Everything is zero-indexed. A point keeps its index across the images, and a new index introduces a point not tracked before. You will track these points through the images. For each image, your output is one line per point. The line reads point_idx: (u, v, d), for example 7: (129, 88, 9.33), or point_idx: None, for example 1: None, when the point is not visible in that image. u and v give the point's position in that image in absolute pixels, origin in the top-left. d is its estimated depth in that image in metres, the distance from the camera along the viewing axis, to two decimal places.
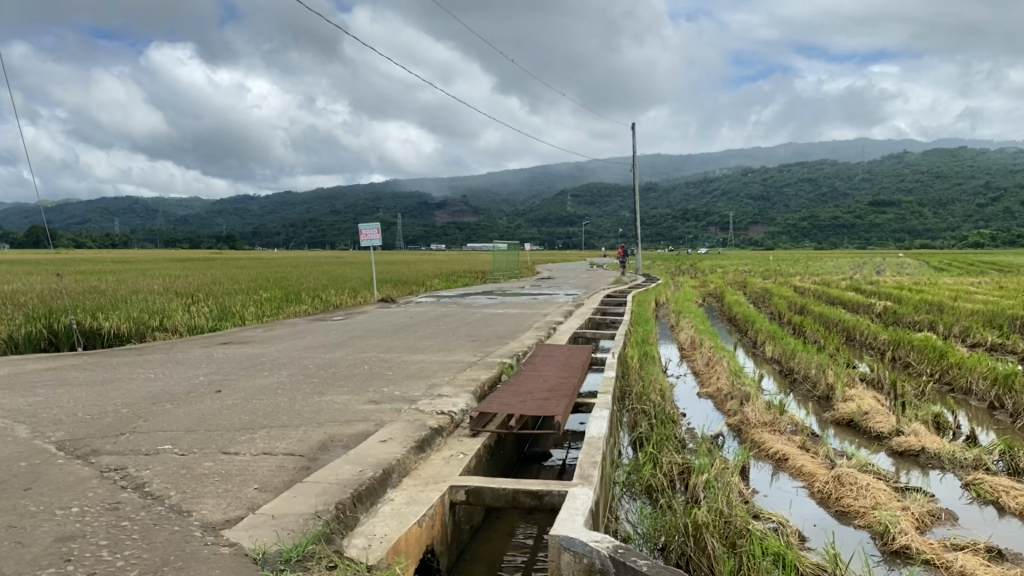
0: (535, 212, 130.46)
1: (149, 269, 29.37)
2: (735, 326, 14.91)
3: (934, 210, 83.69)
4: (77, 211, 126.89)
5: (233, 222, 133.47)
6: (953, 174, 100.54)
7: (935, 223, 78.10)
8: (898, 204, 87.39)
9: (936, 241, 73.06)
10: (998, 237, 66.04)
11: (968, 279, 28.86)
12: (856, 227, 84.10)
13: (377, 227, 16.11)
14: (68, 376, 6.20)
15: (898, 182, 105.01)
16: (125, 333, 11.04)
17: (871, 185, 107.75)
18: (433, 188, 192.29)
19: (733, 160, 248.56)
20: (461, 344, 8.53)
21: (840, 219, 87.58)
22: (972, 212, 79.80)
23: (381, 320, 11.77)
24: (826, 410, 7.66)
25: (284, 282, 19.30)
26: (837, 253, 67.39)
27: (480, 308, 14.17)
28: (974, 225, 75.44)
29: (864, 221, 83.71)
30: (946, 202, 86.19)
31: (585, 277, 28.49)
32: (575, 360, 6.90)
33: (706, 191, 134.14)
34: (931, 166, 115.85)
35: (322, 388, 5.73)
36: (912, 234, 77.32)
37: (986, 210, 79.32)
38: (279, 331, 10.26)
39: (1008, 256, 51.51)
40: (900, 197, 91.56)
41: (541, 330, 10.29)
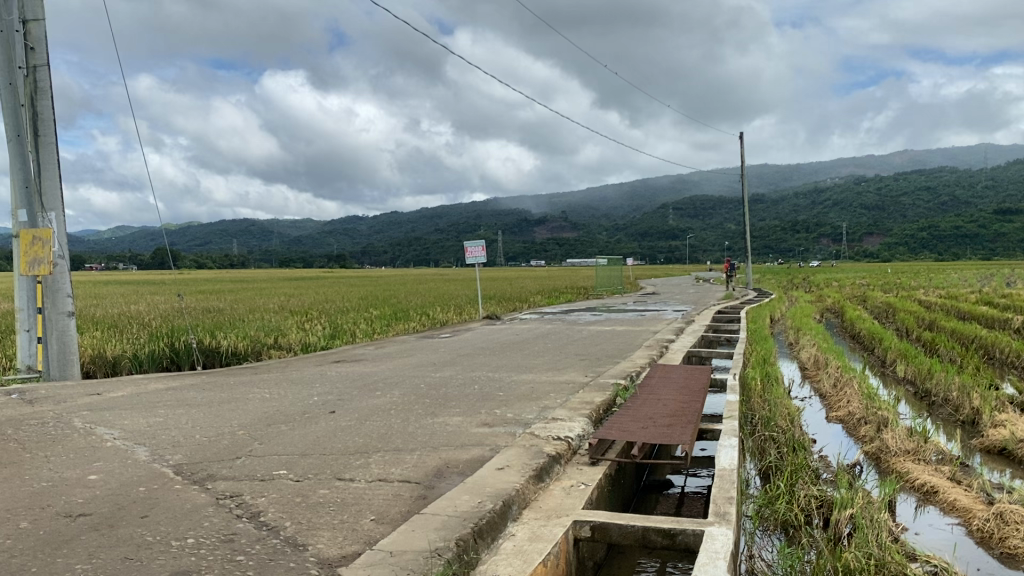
0: (637, 227, 129.10)
1: (263, 288, 30.36)
2: (860, 345, 14.10)
3: None
4: (198, 233, 133.45)
5: (342, 242, 137.46)
6: None
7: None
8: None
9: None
10: None
11: None
12: (980, 237, 79.42)
13: (483, 244, 16.07)
14: (188, 396, 6.26)
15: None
16: (242, 351, 11.29)
17: (996, 192, 101.92)
18: (534, 205, 193.02)
19: (844, 169, 239.66)
20: (573, 364, 8.26)
21: (962, 228, 83.13)
22: None
23: (489, 338, 11.64)
24: (973, 437, 7.03)
25: (392, 300, 19.49)
26: (960, 265, 63.91)
27: (588, 325, 13.88)
28: None
29: (989, 230, 79.10)
30: None
31: (693, 293, 27.78)
32: (696, 382, 6.54)
33: (816, 202, 129.83)
34: None
35: (433, 409, 5.57)
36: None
37: None
38: (389, 350, 10.24)
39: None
40: None
41: (654, 348, 9.92)
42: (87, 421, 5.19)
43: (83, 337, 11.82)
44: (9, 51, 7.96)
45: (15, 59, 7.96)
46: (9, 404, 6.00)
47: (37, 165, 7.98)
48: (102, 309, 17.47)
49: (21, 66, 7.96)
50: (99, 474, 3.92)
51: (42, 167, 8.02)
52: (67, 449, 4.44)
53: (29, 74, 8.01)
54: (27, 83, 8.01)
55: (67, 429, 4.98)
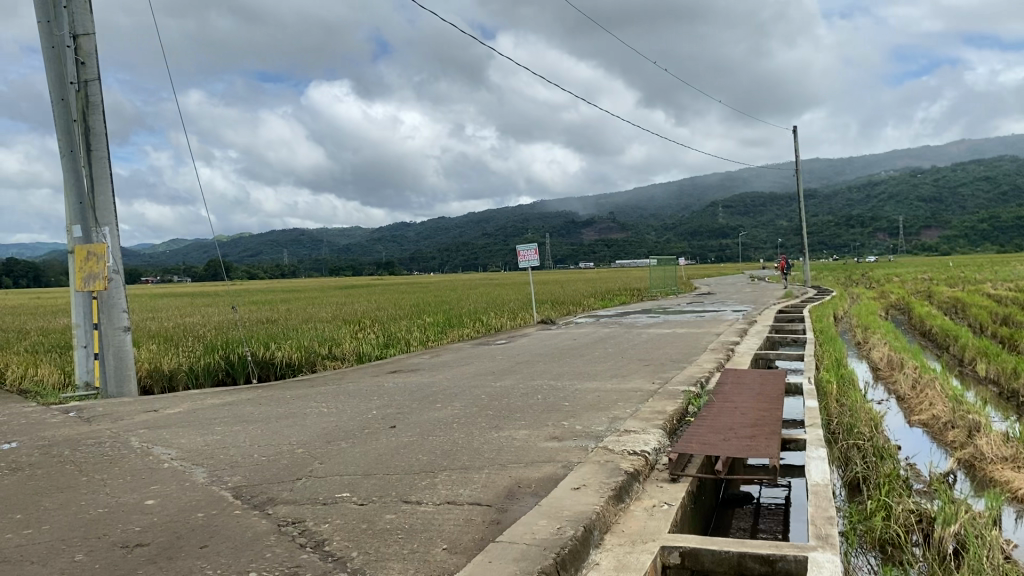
0: (686, 226, 127.71)
1: (317, 297, 30.55)
2: (934, 343, 13.49)
3: None
4: (251, 244, 135.78)
5: (391, 249, 138.58)
6: None
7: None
8: None
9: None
10: None
11: None
12: None
13: (535, 248, 15.83)
14: (245, 412, 6.12)
15: None
16: (296, 362, 11.21)
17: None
18: (581, 207, 192.35)
19: (898, 161, 234.16)
20: (637, 370, 7.95)
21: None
22: None
23: (546, 344, 11.38)
24: None
25: (444, 306, 19.34)
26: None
27: (646, 327, 13.54)
28: None
29: None
30: None
31: (749, 292, 27.18)
32: (773, 388, 6.18)
33: (870, 196, 126.94)
34: None
35: (498, 422, 5.33)
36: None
37: None
38: (445, 358, 10.05)
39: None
40: None
41: (719, 351, 9.55)
42: (144, 441, 5.06)
43: (141, 351, 11.88)
44: (61, 67, 7.97)
45: (66, 76, 7.98)
46: (67, 422, 5.94)
47: (90, 182, 7.98)
48: (158, 322, 17.64)
49: (72, 81, 7.95)
50: (156, 499, 3.76)
51: (95, 183, 8.00)
52: (124, 472, 4.30)
53: (81, 89, 7.98)
54: (78, 98, 7.98)
55: (124, 449, 4.85)
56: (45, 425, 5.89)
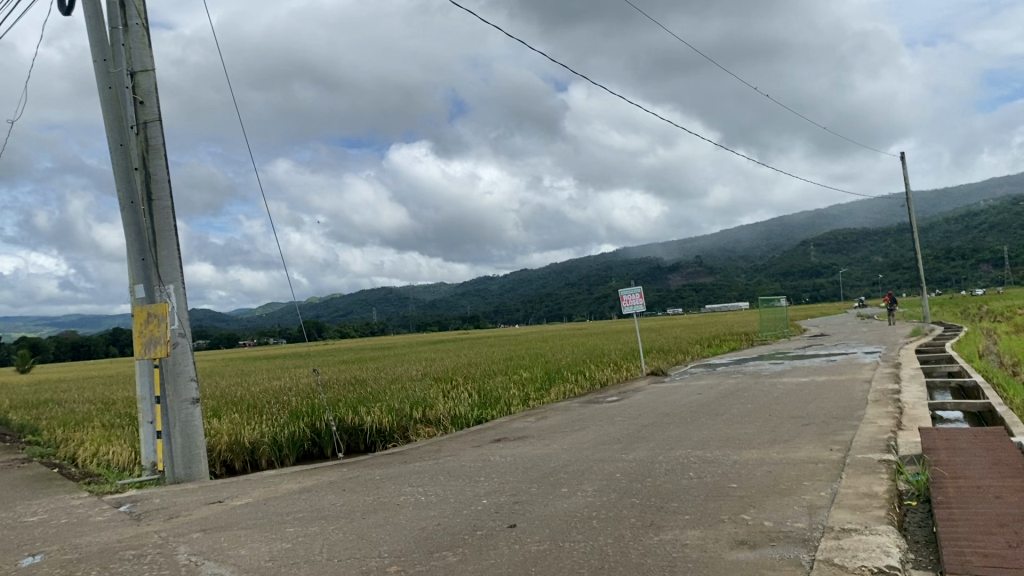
0: (776, 266, 123.85)
1: (404, 355, 29.53)
2: None
3: None
4: (341, 304, 137.83)
5: (477, 303, 138.56)
6: None
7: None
8: None
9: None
10: None
11: None
12: None
13: (640, 291, 14.45)
14: (326, 503, 4.92)
15: None
16: (387, 429, 10.04)
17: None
18: (664, 252, 189.50)
19: (996, 189, 223.66)
20: (799, 433, 6.45)
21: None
22: None
23: (668, 399, 9.91)
24: None
25: (540, 360, 18.01)
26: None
27: (776, 376, 11.87)
28: None
29: None
30: None
31: (865, 332, 25.05)
32: (1008, 455, 4.66)
33: (969, 226, 120.64)
34: None
35: (652, 518, 3.97)
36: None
37: None
38: (556, 421, 8.72)
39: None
40: None
41: (886, 405, 7.94)
42: (194, 555, 3.90)
43: (221, 421, 10.93)
44: (119, 109, 7.18)
45: (126, 120, 7.17)
46: (114, 522, 4.85)
47: (153, 234, 7.07)
48: (240, 388, 16.85)
49: (132, 124, 7.13)
50: None
51: (159, 235, 7.10)
52: None
53: (141, 132, 7.11)
54: (139, 142, 7.11)
55: (165, 568, 3.69)
56: (87, 525, 4.81)
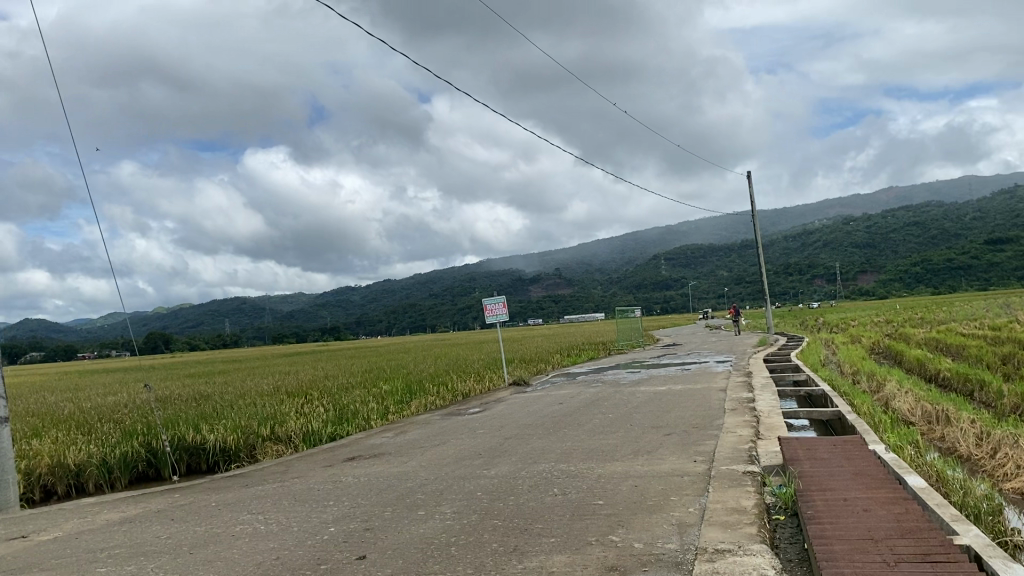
0: (631, 279, 127.91)
1: (257, 368, 28.15)
2: (950, 384, 12.26)
3: None
4: (192, 314, 131.43)
5: (337, 314, 135.55)
6: None
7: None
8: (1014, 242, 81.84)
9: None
10: None
11: None
12: (972, 269, 78.65)
13: (503, 300, 14.27)
14: (150, 537, 4.32)
15: (1011, 217, 98.20)
16: (233, 447, 9.31)
17: (985, 222, 101.41)
18: (525, 264, 192.09)
19: (829, 209, 240.68)
20: (663, 444, 6.35)
21: (954, 261, 82.51)
22: None
23: (530, 410, 9.69)
24: None
25: (400, 371, 17.48)
26: (961, 297, 62.70)
27: (636, 386, 11.91)
28: None
29: (981, 262, 78.54)
30: None
31: (716, 341, 26.03)
32: (867, 465, 4.68)
33: (806, 243, 129.05)
34: None
35: (518, 542, 3.65)
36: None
37: None
38: (415, 436, 8.30)
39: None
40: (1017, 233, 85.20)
41: (743, 413, 8.04)
42: None
43: (42, 442, 9.83)
44: None
45: None
46: None
47: None
48: (69, 405, 15.41)
49: None
50: None
51: None
52: None
53: None
54: None
55: None
56: None
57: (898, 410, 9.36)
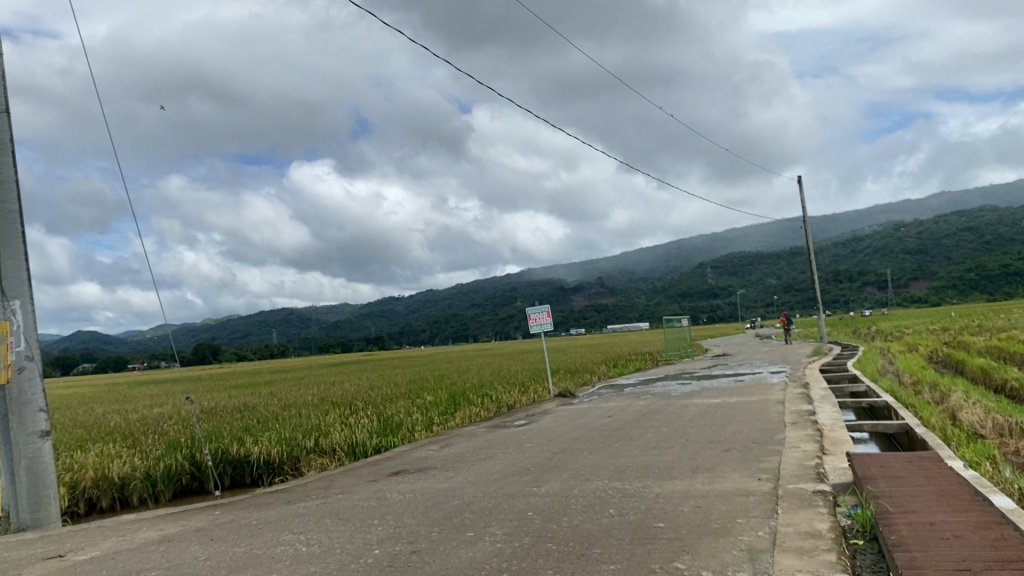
0: (675, 288, 126.65)
1: (302, 378, 28.23)
2: (1020, 396, 11.66)
3: None
4: (240, 324, 133.31)
5: (381, 324, 136.42)
6: None
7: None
8: None
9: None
10: None
11: None
12: None
13: (548, 309, 14.02)
14: (188, 558, 4.14)
15: None
16: (275, 460, 9.19)
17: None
18: (568, 274, 191.53)
19: (878, 215, 236.23)
20: (723, 460, 6.03)
21: (1010, 267, 80.21)
22: None
23: (579, 422, 9.41)
24: None
25: (443, 382, 17.32)
26: (1018, 304, 60.79)
27: (688, 397, 11.56)
28: None
29: None
30: None
31: (766, 351, 25.45)
32: (950, 485, 4.32)
33: (854, 250, 126.67)
34: None
35: (576, 570, 3.39)
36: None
37: None
38: (460, 449, 8.08)
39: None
40: None
41: (804, 427, 7.66)
42: None
43: (87, 454, 9.83)
44: None
45: None
46: None
47: None
48: (116, 416, 15.50)
49: None
50: None
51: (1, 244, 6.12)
52: None
53: None
54: None
55: None
56: None
57: (968, 423, 8.87)
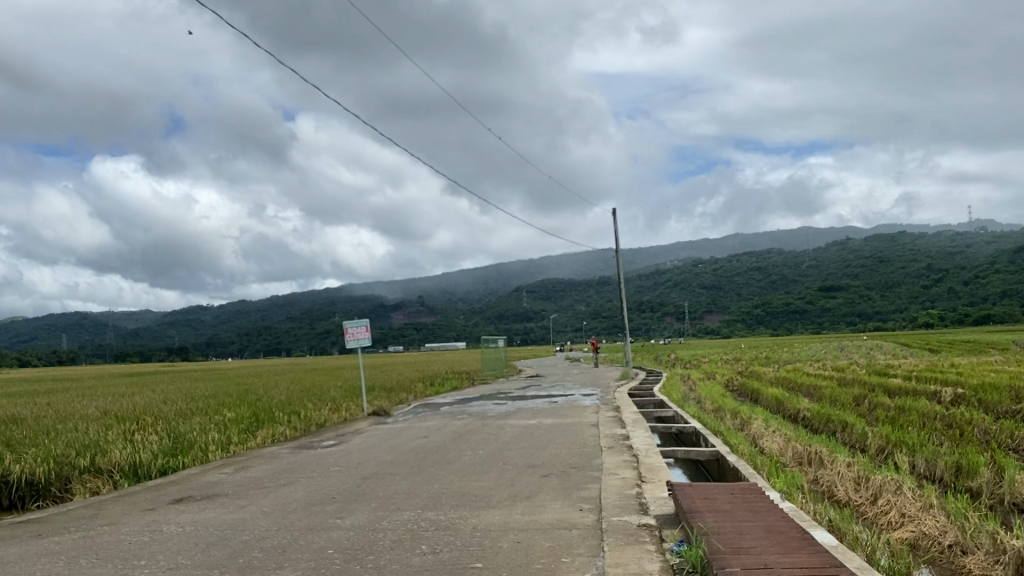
0: (491, 310, 128.35)
1: (87, 389, 25.64)
2: (812, 424, 12.29)
3: (882, 293, 85.08)
4: (20, 328, 121.19)
5: (184, 333, 128.60)
6: (895, 258, 101.60)
7: (883, 306, 79.15)
8: (845, 289, 88.35)
9: (887, 325, 73.44)
10: (949, 319, 67.60)
11: (971, 361, 27.23)
12: (808, 313, 83.98)
13: (366, 324, 13.36)
14: None
15: (842, 266, 105.97)
16: (39, 480, 7.94)
17: (819, 269, 108.71)
18: (385, 291, 189.55)
19: (681, 250, 251.78)
20: (544, 487, 5.69)
21: (792, 304, 87.66)
22: (917, 295, 81.33)
23: (391, 444, 8.82)
24: None
25: (247, 397, 16.12)
26: (797, 339, 66.24)
27: (505, 418, 11.30)
28: (920, 307, 76.76)
29: (816, 307, 84.22)
30: (891, 286, 87.46)
31: (578, 374, 25.92)
32: (780, 522, 4.20)
33: (659, 282, 134.03)
34: (873, 249, 116.69)
35: None
36: (865, 318, 77.86)
37: (930, 292, 81.03)
38: (258, 473, 7.30)
39: (977, 335, 50.58)
40: (847, 282, 91.94)
41: (621, 452, 7.51)
42: None
43: None
44: None
45: None
46: None
47: None
48: None
49: None
50: None
51: None
52: None
53: None
54: None
55: None
56: None
57: (770, 450, 9.11)
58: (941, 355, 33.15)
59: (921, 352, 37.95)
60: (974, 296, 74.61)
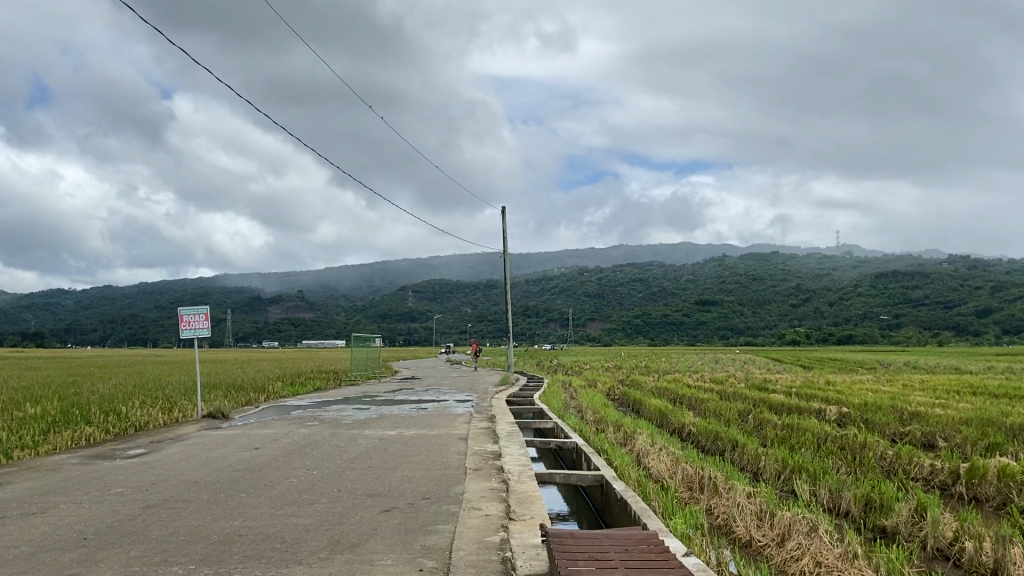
0: (374, 308, 125.66)
1: None
2: (698, 441, 11.37)
3: (753, 309, 87.98)
4: None
5: (41, 317, 119.76)
6: (767, 277, 105.59)
7: (754, 322, 81.68)
8: (719, 304, 90.96)
9: (756, 340, 75.53)
10: (812, 337, 70.12)
11: (843, 377, 27.51)
12: (684, 325, 85.75)
13: (206, 312, 11.62)
14: None
15: (719, 281, 109.30)
16: None
17: (697, 284, 111.73)
18: (265, 283, 182.82)
19: (567, 258, 254.56)
20: (380, 530, 4.28)
21: (669, 316, 89.07)
22: (786, 312, 84.49)
23: (209, 457, 7.21)
24: None
25: (68, 391, 13.95)
26: (672, 350, 67.28)
27: (360, 427, 9.80)
28: (787, 324, 79.69)
29: (692, 319, 86.07)
30: (762, 303, 90.63)
31: (453, 377, 24.57)
32: None
33: (544, 288, 134.59)
34: (749, 267, 120.77)
35: None
36: (736, 332, 80.06)
37: (798, 310, 84.34)
38: (14, 493, 5.57)
39: (841, 353, 52.34)
40: (722, 297, 94.67)
41: (486, 476, 6.19)
42: None
43: None
44: None
45: None
46: None
47: None
48: None
49: None
50: None
51: None
52: None
53: None
54: None
55: None
56: None
57: (657, 473, 8.02)
58: (815, 371, 33.44)
59: (794, 368, 38.38)
60: (837, 317, 77.73)
